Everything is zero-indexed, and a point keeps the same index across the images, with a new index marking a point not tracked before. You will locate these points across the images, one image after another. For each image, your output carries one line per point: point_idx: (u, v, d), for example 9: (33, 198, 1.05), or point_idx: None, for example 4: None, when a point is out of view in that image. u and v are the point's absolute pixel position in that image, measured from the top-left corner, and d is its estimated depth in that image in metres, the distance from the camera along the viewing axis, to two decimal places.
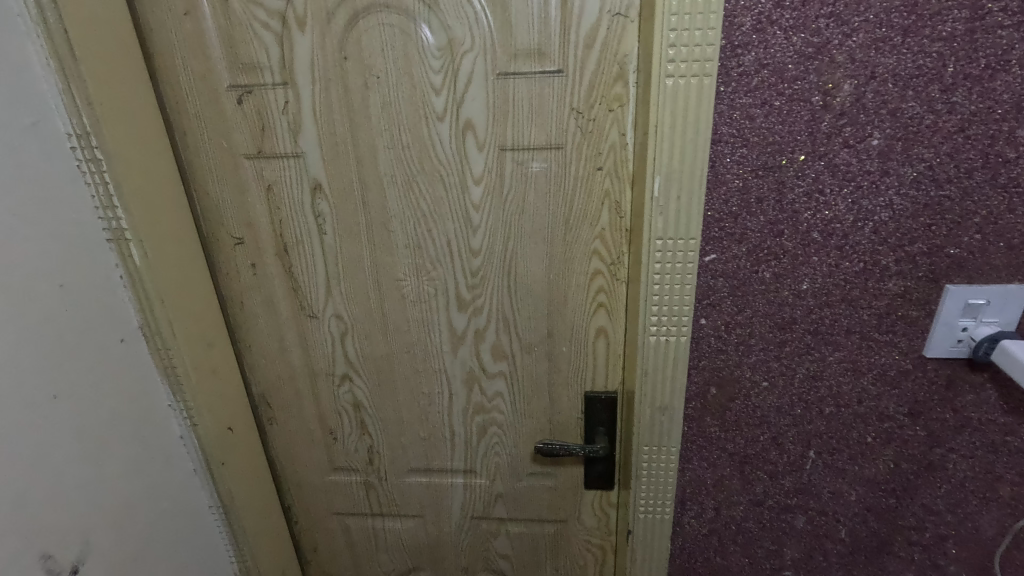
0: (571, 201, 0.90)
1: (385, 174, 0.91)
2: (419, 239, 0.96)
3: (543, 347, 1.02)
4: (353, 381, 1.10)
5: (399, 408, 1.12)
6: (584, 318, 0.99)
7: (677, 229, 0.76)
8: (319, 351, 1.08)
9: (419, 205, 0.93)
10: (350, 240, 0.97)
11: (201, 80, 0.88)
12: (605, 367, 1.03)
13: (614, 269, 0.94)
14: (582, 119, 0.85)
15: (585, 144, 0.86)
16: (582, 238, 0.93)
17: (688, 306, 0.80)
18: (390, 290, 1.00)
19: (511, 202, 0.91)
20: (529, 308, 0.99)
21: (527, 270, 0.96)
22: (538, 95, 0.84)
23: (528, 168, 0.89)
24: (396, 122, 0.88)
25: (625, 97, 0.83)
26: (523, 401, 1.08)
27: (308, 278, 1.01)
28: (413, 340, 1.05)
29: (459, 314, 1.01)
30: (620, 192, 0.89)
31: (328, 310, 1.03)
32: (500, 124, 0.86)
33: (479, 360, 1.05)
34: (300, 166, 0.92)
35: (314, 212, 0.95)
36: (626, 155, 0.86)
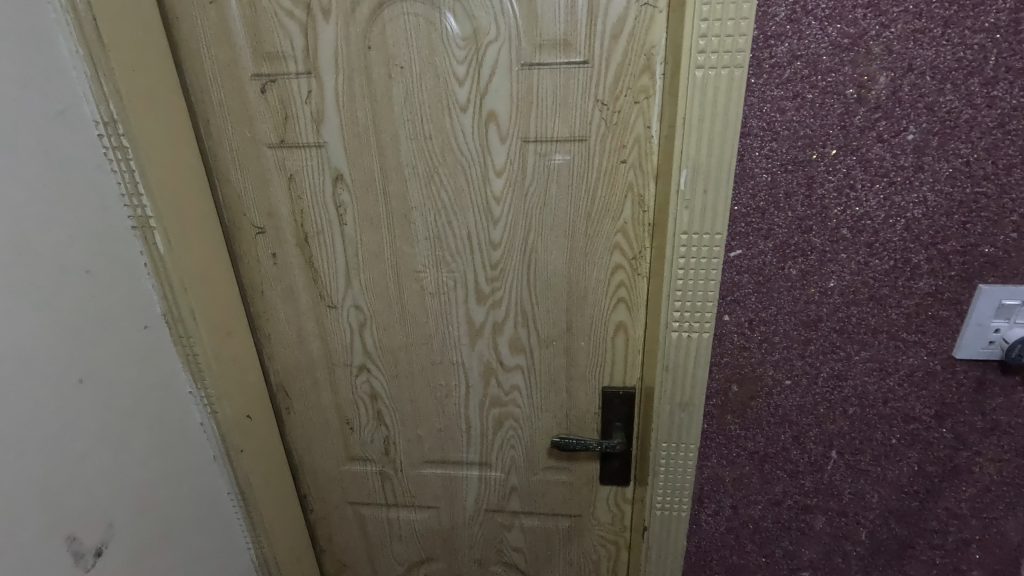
0: (593, 194, 0.89)
1: (407, 165, 0.91)
2: (439, 231, 0.95)
3: (562, 341, 1.02)
4: (371, 372, 1.10)
5: (416, 399, 1.12)
6: (603, 312, 0.98)
7: (702, 223, 0.74)
8: (338, 341, 1.08)
9: (440, 196, 0.93)
10: (370, 231, 0.97)
11: (225, 69, 0.88)
12: (624, 363, 1.02)
13: (636, 264, 0.93)
14: (607, 110, 0.84)
15: (609, 136, 0.85)
16: (603, 232, 0.92)
17: (711, 302, 0.79)
18: (409, 281, 1.00)
19: (533, 194, 0.90)
20: (549, 302, 0.99)
21: (547, 263, 0.95)
22: (563, 86, 0.83)
23: (551, 160, 0.88)
24: (419, 113, 0.87)
25: (652, 88, 0.82)
26: (540, 395, 1.08)
27: (328, 269, 1.01)
28: (431, 331, 1.04)
29: (478, 307, 1.01)
30: (644, 185, 0.88)
31: (347, 301, 1.04)
32: (524, 115, 0.86)
33: (497, 353, 1.05)
34: (322, 156, 0.92)
35: (335, 202, 0.95)
36: (651, 148, 0.85)
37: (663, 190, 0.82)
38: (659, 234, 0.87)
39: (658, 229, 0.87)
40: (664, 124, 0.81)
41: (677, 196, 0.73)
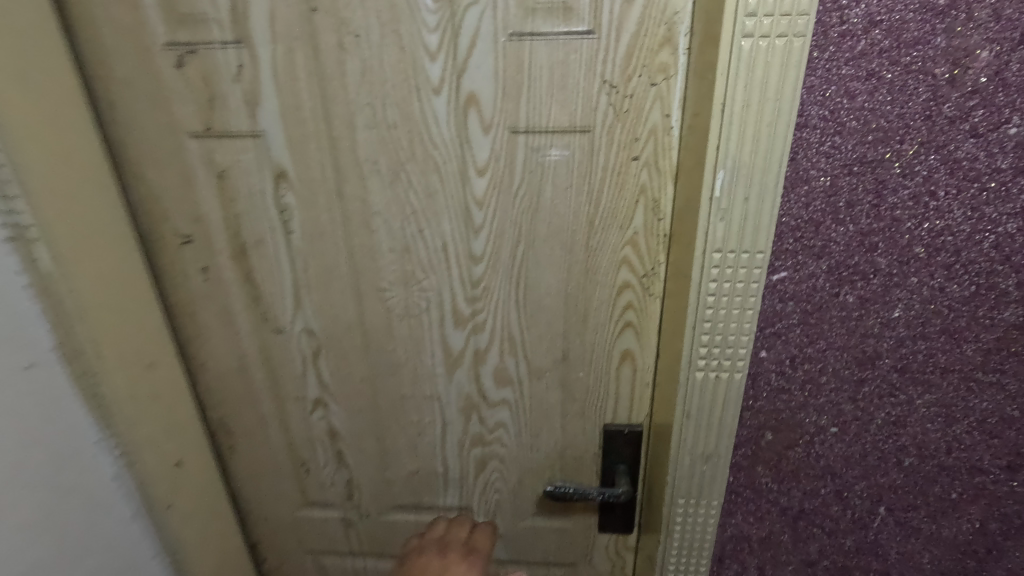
0: (597, 198, 0.72)
1: (366, 160, 0.73)
2: (408, 242, 0.78)
3: (557, 372, 0.86)
4: (329, 406, 0.93)
5: (384, 437, 0.95)
6: (606, 339, 0.82)
7: (739, 240, 0.59)
8: (287, 372, 0.90)
9: (407, 199, 0.75)
10: (323, 241, 0.79)
11: (130, 35, 0.69)
12: (630, 397, 0.86)
13: (647, 282, 0.77)
14: (616, 95, 0.67)
15: (618, 127, 0.68)
16: (608, 244, 0.75)
17: (747, 335, 0.64)
18: (372, 302, 0.83)
19: (523, 198, 0.73)
20: (542, 327, 0.82)
21: (539, 282, 0.79)
22: (562, 63, 0.66)
23: (546, 156, 0.71)
24: (380, 95, 0.69)
25: (672, 66, 0.64)
26: (530, 433, 0.91)
27: (271, 286, 0.83)
28: (400, 360, 0.87)
29: (455, 332, 0.84)
30: (661, 189, 0.71)
31: (297, 324, 0.86)
32: (512, 99, 0.68)
33: (479, 385, 0.88)
34: (259, 149, 0.73)
35: (278, 206, 0.77)
36: (671, 142, 0.68)
37: (686, 194, 0.66)
38: (678, 248, 0.71)
39: (678, 243, 0.71)
40: (689, 112, 0.64)
41: (710, 204, 0.58)
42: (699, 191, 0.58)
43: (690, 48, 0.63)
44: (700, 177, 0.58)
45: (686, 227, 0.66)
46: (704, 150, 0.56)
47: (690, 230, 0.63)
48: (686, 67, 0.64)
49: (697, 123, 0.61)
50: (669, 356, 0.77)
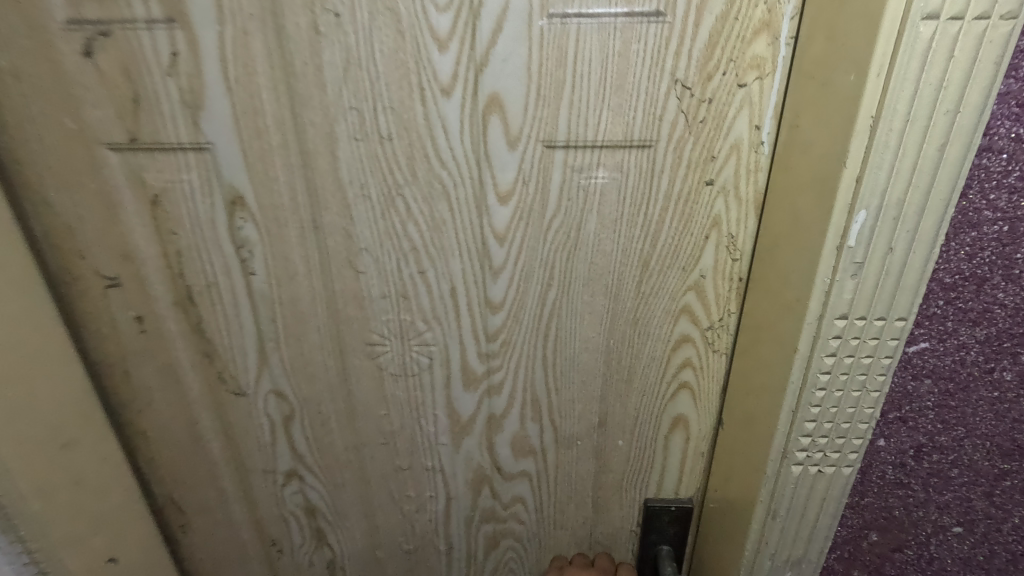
0: (655, 233, 0.56)
1: (350, 183, 0.55)
2: (406, 285, 0.60)
3: (591, 440, 0.69)
4: (305, 480, 0.75)
5: (373, 514, 0.77)
6: (654, 403, 0.66)
7: (873, 302, 0.43)
8: (251, 440, 0.72)
9: (405, 233, 0.57)
10: (294, 285, 0.60)
11: (15, 8, 0.49)
12: (679, 469, 0.70)
13: (712, 336, 0.61)
14: (690, 99, 0.50)
15: (689, 143, 0.51)
16: (666, 289, 0.59)
17: (866, 422, 0.48)
18: (359, 359, 0.65)
19: (558, 232, 0.56)
20: (574, 388, 0.66)
21: (573, 334, 0.62)
22: (620, 55, 0.48)
23: (591, 179, 0.54)
24: (369, 96, 0.51)
25: (769, 61, 0.48)
26: (554, 508, 0.75)
27: (227, 339, 0.64)
28: (395, 427, 0.70)
29: (465, 395, 0.67)
30: (740, 222, 0.54)
31: (263, 386, 0.67)
32: (550, 103, 0.51)
33: (493, 455, 0.71)
34: (206, 166, 0.55)
35: (234, 241, 0.58)
36: (759, 162, 0.52)
37: (779, 233, 0.50)
38: (759, 300, 0.54)
39: (759, 292, 0.54)
40: (790, 124, 0.48)
41: (837, 254, 0.41)
42: (821, 237, 0.42)
43: (795, 36, 0.47)
44: (823, 218, 0.42)
45: (779, 277, 0.49)
46: (835, 181, 0.40)
47: (791, 284, 0.47)
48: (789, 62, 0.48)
49: (807, 141, 0.45)
50: (735, 430, 0.61)
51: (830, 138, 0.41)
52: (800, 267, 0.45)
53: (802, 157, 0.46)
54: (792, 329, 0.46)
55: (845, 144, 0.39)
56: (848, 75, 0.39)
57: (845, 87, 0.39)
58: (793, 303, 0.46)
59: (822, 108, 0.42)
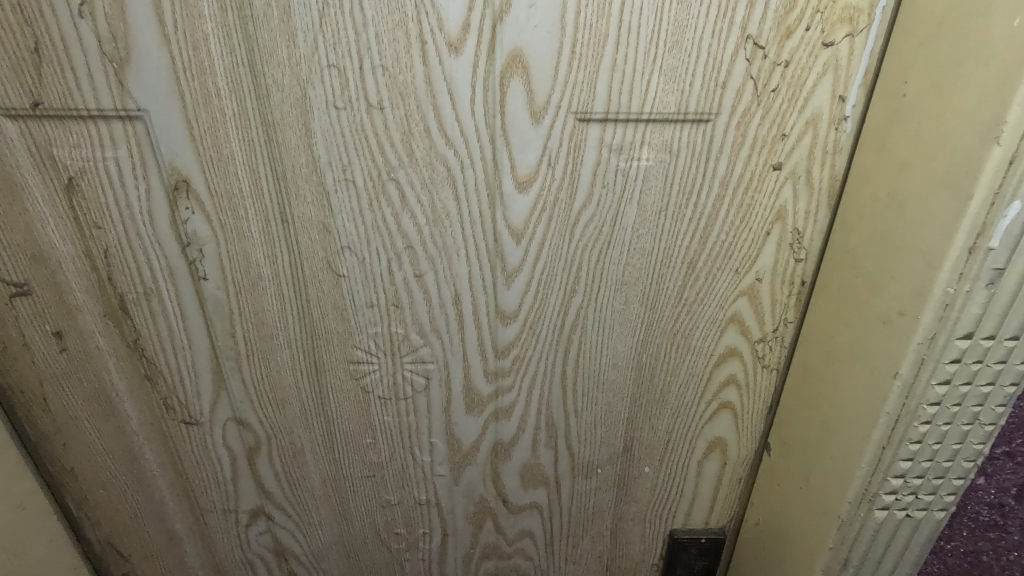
0: (707, 227, 0.46)
1: (329, 164, 0.43)
2: (398, 292, 0.49)
3: (614, 467, 0.60)
4: (274, 519, 0.63)
5: (356, 556, 0.66)
6: (689, 425, 0.57)
7: (1006, 319, 0.34)
8: (207, 475, 0.60)
9: (397, 228, 0.46)
10: (257, 292, 0.48)
11: None
12: (712, 498, 0.61)
13: (763, 350, 0.52)
14: (762, 61, 0.40)
15: (756, 116, 0.42)
16: (713, 295, 0.49)
17: (972, 460, 0.40)
18: (340, 380, 0.53)
19: (588, 227, 0.46)
20: (598, 409, 0.56)
21: (600, 347, 0.52)
22: (679, 2, 0.38)
23: (633, 162, 0.43)
24: (353, 51, 0.39)
25: (866, 12, 0.38)
26: (567, 542, 0.65)
27: (174, 358, 0.52)
28: (383, 458, 0.58)
29: (467, 420, 0.56)
30: (808, 216, 0.45)
31: (220, 413, 0.55)
32: (586, 63, 0.40)
33: (499, 486, 0.61)
34: (138, 140, 0.42)
35: (179, 237, 0.46)
36: (839, 142, 0.42)
37: (864, 229, 0.40)
38: (827, 309, 0.45)
39: (827, 299, 0.45)
40: (887, 94, 0.38)
41: (968, 258, 0.33)
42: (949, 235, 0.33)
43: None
44: (953, 212, 0.33)
45: (864, 284, 0.40)
46: (978, 163, 0.31)
47: (887, 292, 0.38)
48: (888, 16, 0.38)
49: (918, 113, 0.35)
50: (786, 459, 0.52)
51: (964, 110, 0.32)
52: (905, 274, 0.36)
53: (907, 134, 0.36)
54: (890, 351, 0.37)
55: (999, 113, 0.30)
56: (1006, 21, 0.29)
57: (1002, 38, 0.29)
58: (891, 319, 0.37)
59: (947, 73, 0.33)
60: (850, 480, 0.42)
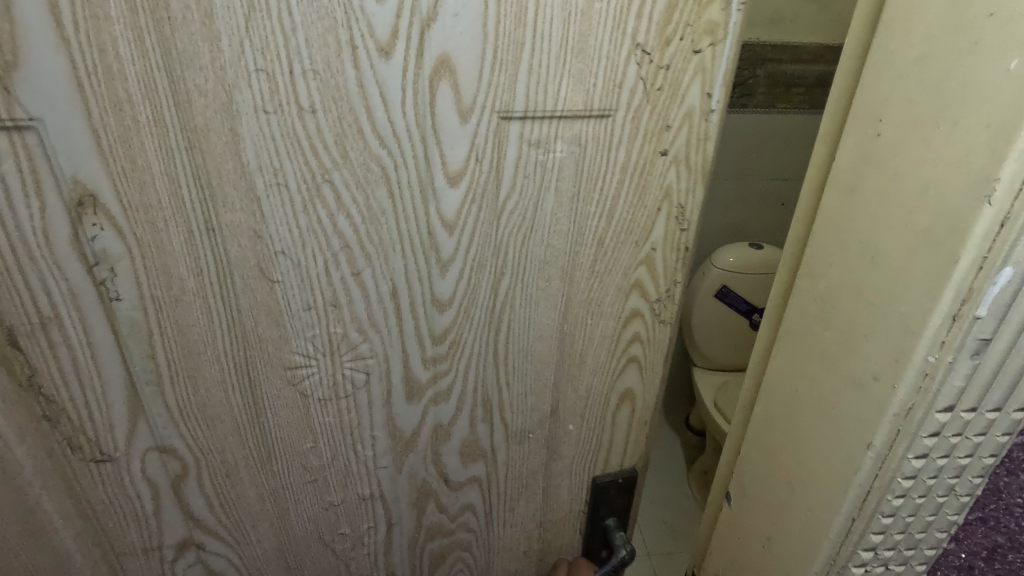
0: (611, 208, 0.53)
1: (259, 169, 0.43)
2: (336, 292, 0.49)
3: (543, 431, 0.66)
4: (205, 547, 0.60)
5: (298, 566, 0.65)
6: (604, 382, 0.64)
7: (981, 395, 0.38)
8: (123, 515, 0.55)
9: (333, 228, 0.47)
10: (182, 307, 0.46)
11: None
12: (625, 442, 0.70)
13: (660, 308, 0.61)
14: (649, 64, 0.47)
15: (645, 110, 0.49)
16: (618, 267, 0.57)
17: (943, 516, 0.45)
18: (276, 388, 0.53)
19: (513, 215, 0.51)
20: (527, 379, 0.61)
21: (526, 323, 0.58)
22: (582, 14, 0.44)
23: (548, 153, 0.49)
24: (281, 55, 0.40)
25: (723, 26, 0.47)
26: (505, 508, 0.71)
27: (80, 391, 0.47)
28: (324, 460, 0.58)
29: (408, 409, 0.59)
30: (688, 193, 0.55)
31: (139, 444, 0.51)
32: (506, 67, 0.45)
33: (440, 468, 0.64)
34: (29, 152, 0.38)
35: (84, 257, 0.42)
36: (708, 130, 0.52)
37: (832, 277, 0.43)
38: (788, 353, 0.49)
39: (786, 342, 0.49)
40: (859, 133, 0.40)
41: (953, 325, 0.35)
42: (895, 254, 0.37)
43: (864, 42, 0.41)
44: (937, 270, 0.35)
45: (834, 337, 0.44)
46: (967, 226, 0.33)
47: (864, 346, 0.41)
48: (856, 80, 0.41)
49: (895, 154, 0.37)
50: (748, 485, 0.57)
51: (950, 164, 0.34)
52: (884, 336, 0.39)
53: (880, 186, 0.39)
54: (871, 404, 0.41)
55: (993, 169, 0.31)
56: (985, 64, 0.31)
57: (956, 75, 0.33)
58: (878, 376, 0.40)
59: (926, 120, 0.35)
60: (829, 527, 0.46)
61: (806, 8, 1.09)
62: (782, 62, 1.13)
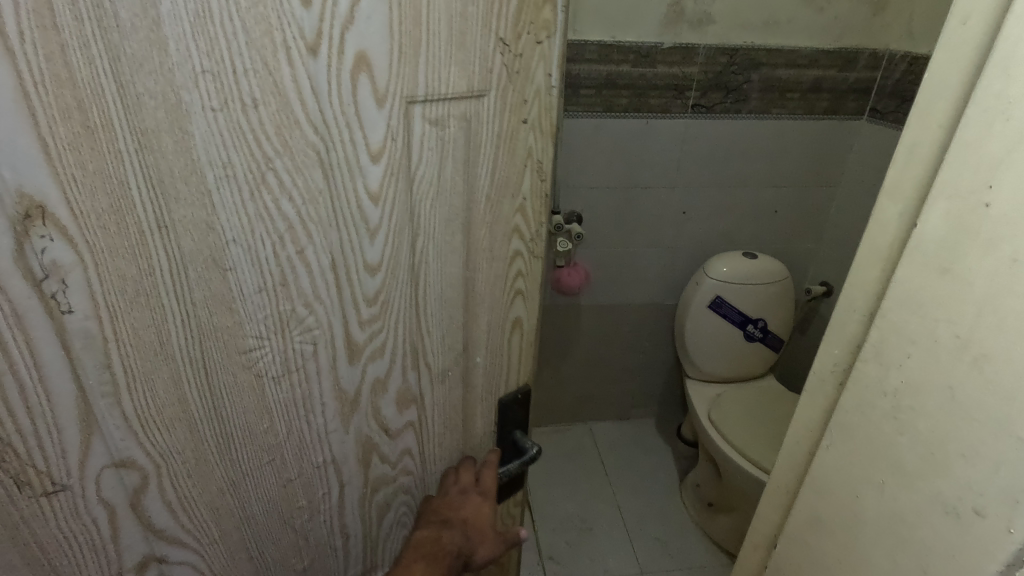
0: (488, 171, 0.62)
1: (209, 163, 0.47)
2: (283, 271, 0.55)
3: (458, 366, 0.74)
4: (167, 559, 0.63)
5: (254, 544, 0.70)
6: (497, 316, 0.72)
7: None
8: (78, 533, 0.55)
9: (277, 212, 0.52)
10: (136, 309, 0.49)
11: None
12: (519, 358, 0.78)
13: (534, 245, 0.70)
14: (507, 54, 0.57)
15: (508, 89, 0.59)
16: (501, 216, 0.65)
17: None
18: (232, 375, 0.57)
19: (422, 183, 0.59)
20: (443, 324, 0.69)
21: (439, 276, 0.65)
22: (459, 16, 0.52)
23: (444, 129, 0.57)
24: (225, 57, 0.44)
25: (553, 22, 0.58)
26: (435, 443, 0.78)
27: (29, 412, 0.47)
28: (280, 438, 0.64)
29: (351, 371, 0.65)
30: (544, 150, 0.64)
31: (94, 465, 0.53)
32: (409, 60, 0.52)
33: (379, 418, 0.71)
34: None
35: (34, 268, 0.43)
36: (552, 101, 0.62)
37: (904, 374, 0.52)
38: (844, 440, 0.59)
39: (848, 428, 0.59)
40: (961, 200, 0.45)
41: None
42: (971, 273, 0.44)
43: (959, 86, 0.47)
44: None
45: (911, 449, 0.51)
46: None
47: (953, 467, 0.48)
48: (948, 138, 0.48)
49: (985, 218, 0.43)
50: (814, 549, 0.66)
51: None
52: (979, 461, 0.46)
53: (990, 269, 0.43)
54: (972, 533, 0.47)
55: None
56: None
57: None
58: (980, 510, 0.46)
59: None
60: None
61: (801, 13, 1.71)
62: (778, 66, 1.77)
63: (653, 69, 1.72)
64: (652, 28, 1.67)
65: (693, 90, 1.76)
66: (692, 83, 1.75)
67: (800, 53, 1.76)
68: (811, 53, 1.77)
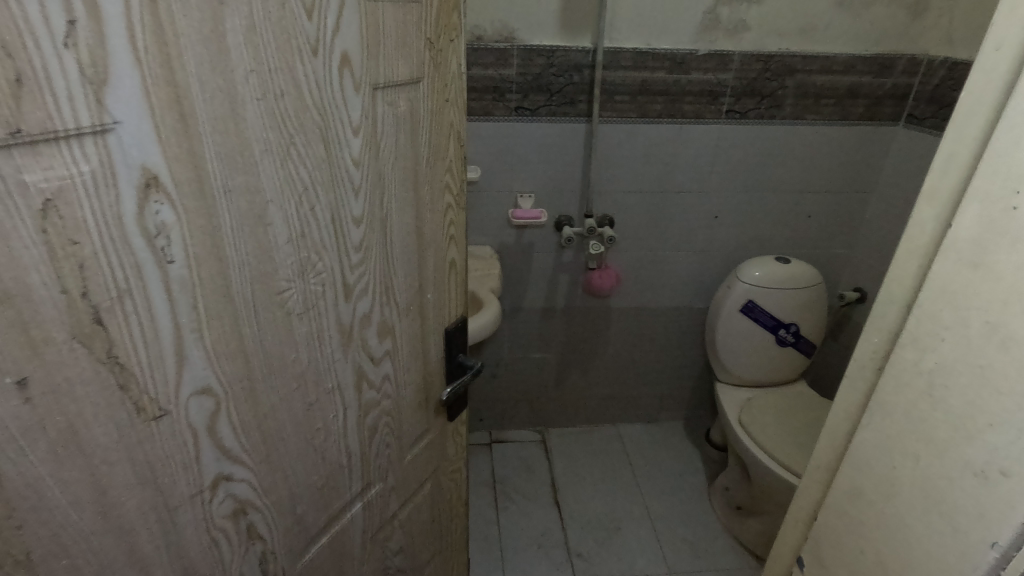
0: (427, 139, 0.80)
1: (257, 140, 0.57)
2: (303, 224, 0.65)
3: (416, 303, 0.89)
4: (232, 479, 0.68)
5: (292, 476, 0.77)
6: (439, 257, 0.92)
7: None
8: (170, 473, 0.61)
9: (298, 176, 0.62)
10: (211, 258, 0.57)
11: None
12: (455, 291, 0.99)
13: (457, 198, 0.92)
14: (434, 47, 0.76)
15: (435, 76, 0.78)
16: (436, 175, 0.85)
17: None
18: (271, 312, 0.65)
19: (387, 150, 0.73)
20: (405, 266, 0.83)
21: (399, 223, 0.80)
22: (403, 23, 0.70)
23: (398, 109, 0.73)
24: (265, 61, 0.55)
25: (456, 23, 0.80)
26: (405, 373, 0.92)
27: (142, 352, 0.54)
28: (303, 368, 0.72)
29: (347, 306, 0.75)
30: (459, 122, 0.86)
31: (185, 391, 0.59)
32: (374, 55, 0.67)
33: (367, 350, 0.81)
34: (114, 151, 0.47)
35: (147, 228, 0.51)
36: (461, 83, 0.84)
37: (936, 355, 0.55)
38: (881, 419, 0.62)
39: (888, 408, 0.61)
40: (991, 204, 0.49)
41: None
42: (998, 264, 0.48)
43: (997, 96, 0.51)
44: None
45: (943, 422, 0.54)
46: None
47: (984, 437, 0.50)
48: (982, 147, 0.52)
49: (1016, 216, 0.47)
50: (842, 511, 0.69)
51: None
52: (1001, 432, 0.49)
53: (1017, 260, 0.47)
54: (996, 494, 0.50)
55: None
56: None
57: None
58: (1005, 472, 0.49)
59: None
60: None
61: (834, 21, 1.73)
62: (813, 72, 1.79)
63: (687, 77, 1.77)
64: (686, 35, 1.72)
65: (727, 95, 1.80)
66: (727, 89, 1.79)
67: (836, 60, 1.78)
68: (848, 59, 1.78)
